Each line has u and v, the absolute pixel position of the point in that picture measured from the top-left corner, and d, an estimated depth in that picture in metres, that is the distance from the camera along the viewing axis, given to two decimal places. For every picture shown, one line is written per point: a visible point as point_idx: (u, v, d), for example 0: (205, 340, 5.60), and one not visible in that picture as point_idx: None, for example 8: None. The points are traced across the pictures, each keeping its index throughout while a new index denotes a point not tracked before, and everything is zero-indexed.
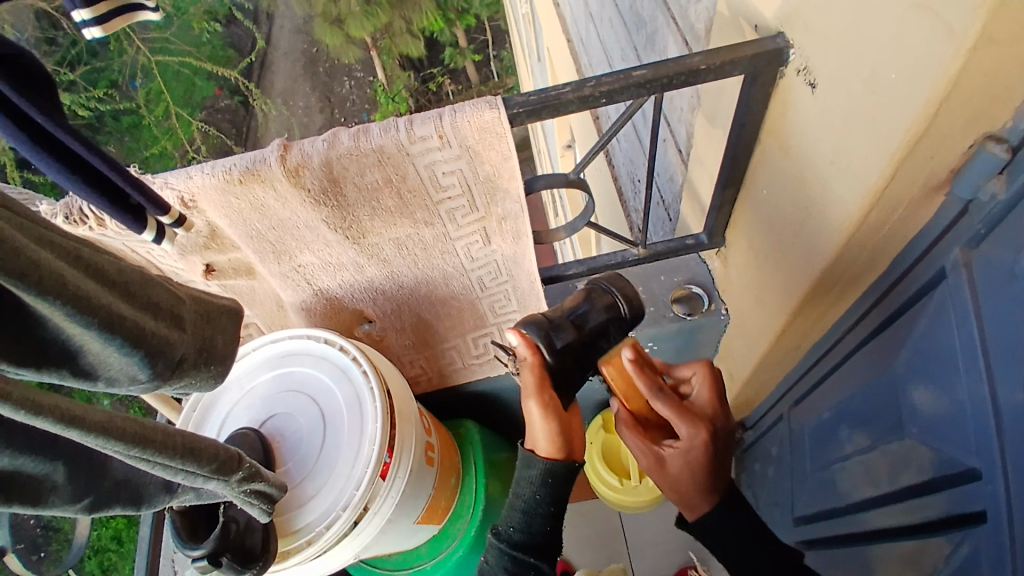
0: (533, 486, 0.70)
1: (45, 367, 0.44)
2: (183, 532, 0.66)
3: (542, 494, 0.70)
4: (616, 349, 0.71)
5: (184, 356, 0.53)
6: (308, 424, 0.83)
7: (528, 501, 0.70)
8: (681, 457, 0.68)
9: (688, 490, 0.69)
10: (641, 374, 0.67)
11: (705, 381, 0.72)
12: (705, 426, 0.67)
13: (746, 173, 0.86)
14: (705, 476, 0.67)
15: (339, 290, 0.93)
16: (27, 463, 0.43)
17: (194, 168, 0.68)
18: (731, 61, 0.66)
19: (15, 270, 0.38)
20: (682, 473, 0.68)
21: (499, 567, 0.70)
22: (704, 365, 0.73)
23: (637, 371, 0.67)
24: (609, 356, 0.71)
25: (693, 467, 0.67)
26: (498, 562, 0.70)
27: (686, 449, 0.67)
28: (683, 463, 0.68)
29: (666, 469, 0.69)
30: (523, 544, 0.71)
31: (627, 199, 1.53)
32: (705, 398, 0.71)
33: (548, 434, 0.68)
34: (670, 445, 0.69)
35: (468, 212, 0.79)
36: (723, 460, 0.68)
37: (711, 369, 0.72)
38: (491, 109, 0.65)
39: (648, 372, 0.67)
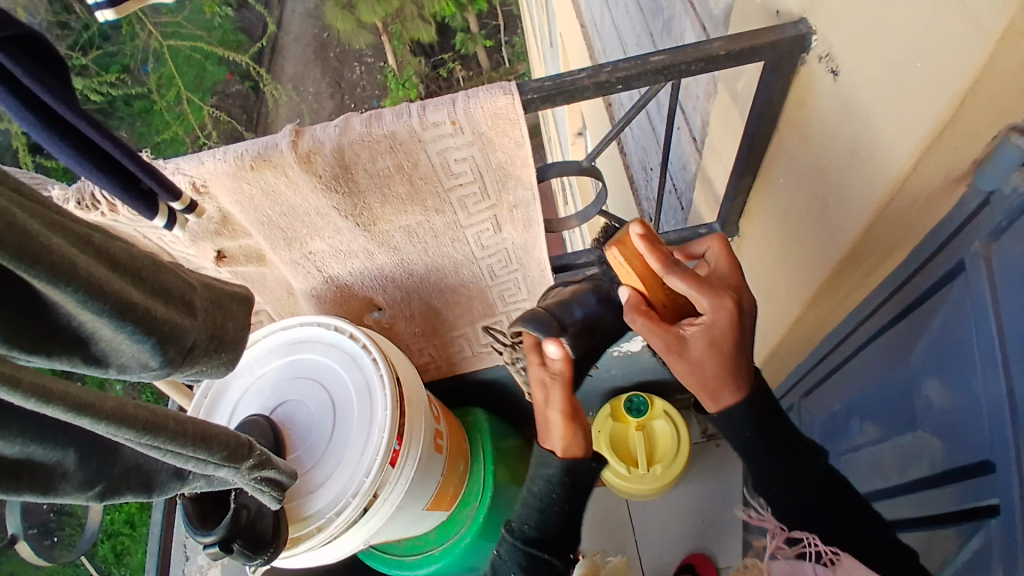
0: (548, 484, 0.74)
1: (57, 354, 0.44)
2: (194, 519, 0.67)
3: (556, 491, 0.74)
4: (624, 229, 0.62)
5: (195, 343, 0.53)
6: (318, 410, 0.83)
7: (540, 496, 0.75)
8: (705, 333, 0.62)
9: (711, 377, 0.65)
10: (655, 248, 0.60)
11: (722, 251, 0.68)
12: (729, 298, 0.61)
13: (763, 163, 0.84)
14: (731, 352, 0.63)
15: (349, 277, 0.93)
16: (38, 450, 0.43)
17: (205, 153, 0.67)
18: (750, 48, 0.64)
19: (27, 256, 0.38)
20: (705, 353, 0.63)
21: (513, 562, 0.76)
22: (718, 239, 0.68)
23: (649, 248, 0.59)
24: (616, 237, 0.62)
25: (715, 346, 0.63)
26: (512, 556, 0.76)
27: (711, 324, 0.61)
28: (708, 342, 0.62)
29: (687, 353, 0.63)
30: (537, 541, 0.75)
31: (640, 188, 1.51)
32: (724, 268, 0.67)
33: (574, 436, 0.73)
34: (691, 324, 0.63)
35: (479, 200, 0.79)
36: (746, 338, 0.64)
37: (726, 242, 0.68)
38: (505, 96, 0.64)
39: (663, 249, 0.60)
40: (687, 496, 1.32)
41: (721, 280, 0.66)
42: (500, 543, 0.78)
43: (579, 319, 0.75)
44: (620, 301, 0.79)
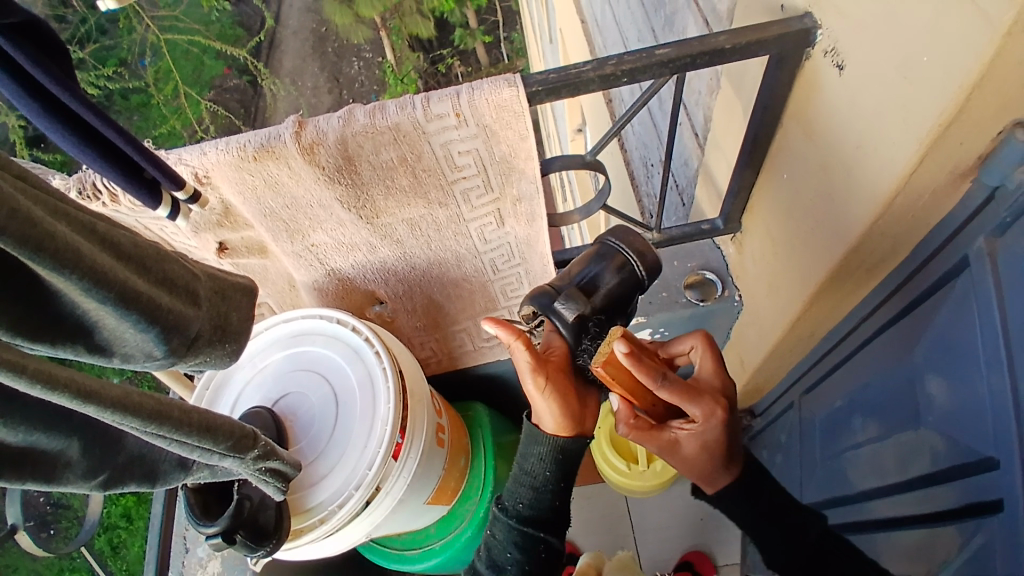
0: (542, 461, 0.72)
1: (60, 342, 0.44)
2: (197, 511, 0.67)
3: (551, 468, 0.72)
4: (606, 346, 0.63)
5: (199, 333, 0.53)
6: (321, 403, 0.83)
7: (535, 474, 0.73)
8: (696, 437, 0.68)
9: (706, 471, 0.69)
10: (642, 364, 0.62)
11: (707, 353, 0.72)
12: (716, 403, 0.67)
13: (767, 158, 0.84)
14: (722, 453, 0.68)
15: (351, 270, 0.92)
16: (42, 438, 0.43)
17: (208, 143, 0.67)
18: (757, 41, 0.64)
19: (31, 242, 0.38)
20: (698, 454, 0.69)
21: (508, 541, 0.74)
22: (700, 339, 0.73)
23: (635, 364, 0.61)
24: (599, 355, 0.64)
25: (707, 448, 0.68)
26: (507, 537, 0.74)
27: (701, 430, 0.67)
28: (699, 445, 0.68)
29: (681, 455, 0.70)
30: (532, 519, 0.74)
31: (640, 183, 1.51)
32: (707, 370, 0.72)
33: (549, 410, 0.69)
34: (682, 427, 0.69)
35: (483, 193, 0.78)
36: (737, 433, 0.69)
37: (710, 342, 0.72)
38: (510, 87, 0.64)
39: (650, 364, 0.62)
40: (687, 494, 1.32)
41: (707, 384, 0.71)
42: (492, 523, 0.76)
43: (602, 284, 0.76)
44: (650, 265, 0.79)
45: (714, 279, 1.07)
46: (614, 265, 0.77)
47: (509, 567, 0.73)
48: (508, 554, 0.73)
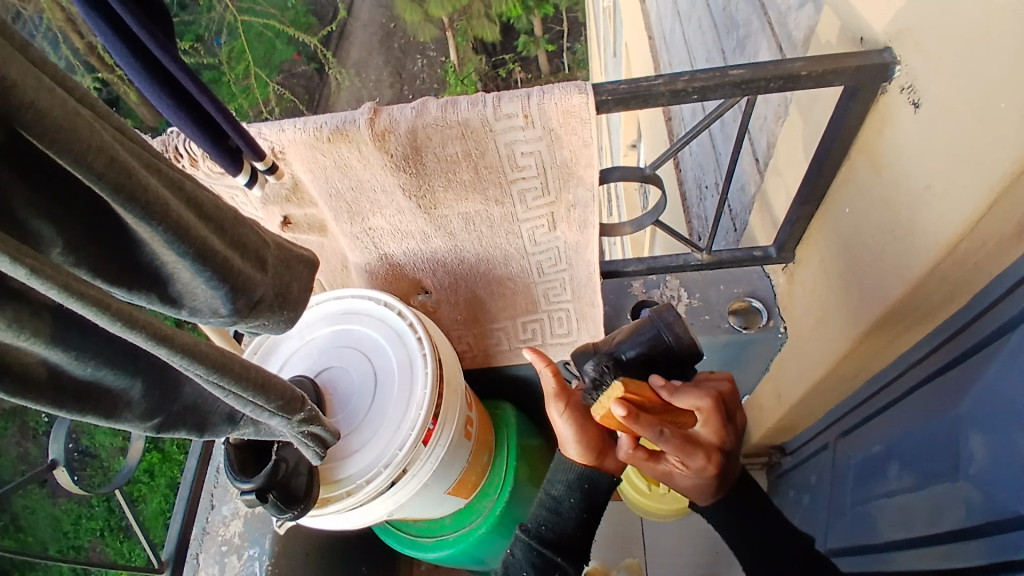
0: (568, 489, 0.78)
1: (135, 289, 0.47)
2: (235, 466, 0.70)
3: (575, 495, 0.77)
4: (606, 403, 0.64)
5: (262, 298, 0.56)
6: (360, 380, 0.85)
7: (558, 500, 0.78)
8: (688, 477, 0.72)
9: (695, 491, 0.74)
10: (635, 425, 0.62)
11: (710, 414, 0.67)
12: (706, 458, 0.69)
13: (829, 190, 0.83)
14: (712, 488, 0.72)
15: (403, 257, 0.95)
16: (108, 375, 0.46)
17: (287, 121, 0.71)
18: (833, 70, 0.64)
19: (125, 190, 0.41)
20: (691, 487, 0.74)
21: (526, 562, 0.75)
22: (709, 403, 0.66)
23: (634, 425, 0.62)
24: (599, 409, 0.65)
25: (698, 484, 0.73)
26: (525, 555, 0.76)
27: (688, 474, 0.71)
28: (690, 483, 0.73)
29: (675, 481, 0.74)
30: (550, 542, 0.76)
31: (691, 204, 1.50)
32: (709, 431, 0.69)
33: (572, 438, 0.77)
34: (674, 463, 0.72)
35: (539, 195, 0.80)
36: (732, 468, 0.73)
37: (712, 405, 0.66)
38: (580, 94, 0.65)
39: (643, 424, 0.62)
40: (703, 522, 1.31)
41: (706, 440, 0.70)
42: (512, 543, 0.78)
43: (635, 355, 0.69)
44: (691, 349, 0.70)
45: (760, 307, 1.06)
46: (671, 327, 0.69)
47: None
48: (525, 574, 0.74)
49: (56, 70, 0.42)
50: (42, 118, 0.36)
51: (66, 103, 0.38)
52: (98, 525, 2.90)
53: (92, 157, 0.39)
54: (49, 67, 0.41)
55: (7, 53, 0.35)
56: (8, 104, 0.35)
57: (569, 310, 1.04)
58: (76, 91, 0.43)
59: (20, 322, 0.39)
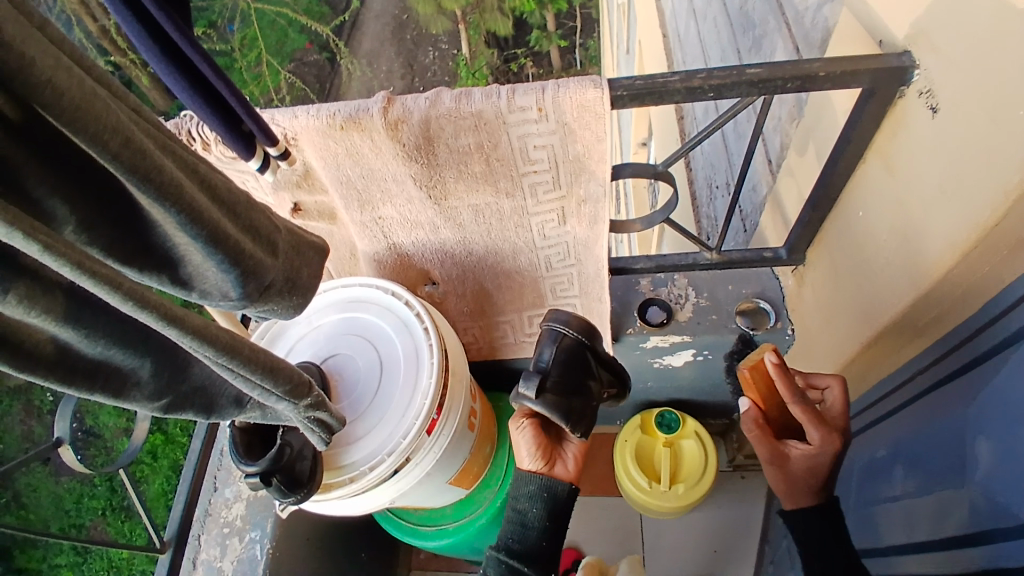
0: (530, 499, 0.82)
1: (147, 270, 0.48)
2: (240, 449, 0.71)
3: (537, 505, 0.82)
4: (757, 354, 0.74)
5: (272, 283, 0.56)
6: (366, 368, 0.85)
7: (523, 513, 0.82)
8: (811, 459, 0.73)
9: (802, 487, 0.74)
10: (786, 378, 0.72)
11: (840, 394, 0.76)
12: (837, 436, 0.72)
13: (842, 193, 0.83)
14: (825, 480, 0.73)
15: (411, 247, 0.95)
16: (117, 354, 0.47)
17: (301, 108, 0.71)
18: (850, 72, 0.63)
19: (140, 171, 0.41)
20: (801, 475, 0.74)
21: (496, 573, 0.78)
22: (838, 381, 0.77)
23: (785, 378, 0.72)
24: (749, 359, 0.74)
25: (813, 472, 0.73)
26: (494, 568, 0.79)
27: (814, 454, 0.73)
28: (807, 467, 0.73)
29: (788, 468, 0.74)
30: (519, 554, 0.79)
31: (701, 203, 1.49)
32: (835, 410, 0.76)
33: (525, 447, 0.85)
34: (798, 446, 0.74)
35: (550, 189, 0.80)
36: (840, 471, 0.75)
37: (846, 385, 0.76)
38: (594, 89, 0.65)
39: (792, 380, 0.72)
40: (703, 522, 1.31)
41: (830, 422, 0.76)
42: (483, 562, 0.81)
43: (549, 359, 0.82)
44: (588, 329, 0.84)
45: (767, 308, 1.06)
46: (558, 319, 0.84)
47: None
48: None
49: (75, 51, 0.42)
50: (59, 98, 0.36)
51: (84, 83, 0.38)
52: (100, 505, 2.91)
53: (109, 138, 0.39)
54: (68, 46, 0.41)
55: (28, 30, 0.35)
56: (27, 83, 0.35)
57: (575, 305, 1.04)
58: (94, 72, 0.44)
59: (34, 299, 0.39)
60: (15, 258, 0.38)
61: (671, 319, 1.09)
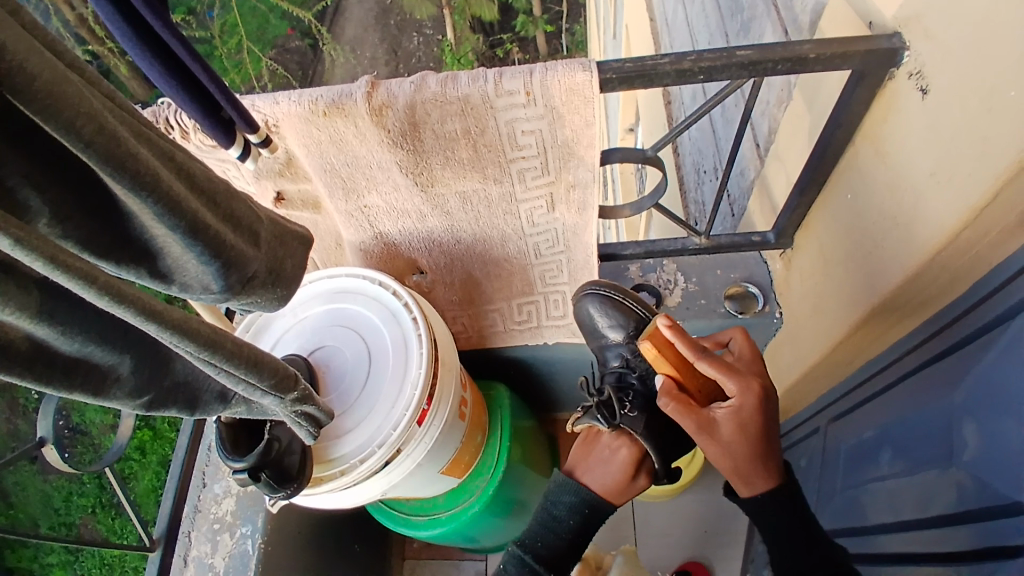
0: (569, 510, 0.78)
1: (125, 263, 0.46)
2: (227, 445, 0.70)
3: (574, 517, 0.78)
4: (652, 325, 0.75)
5: (255, 274, 0.55)
6: (354, 359, 0.84)
7: (558, 519, 0.78)
8: (734, 417, 0.70)
9: (744, 457, 0.70)
10: (683, 335, 0.71)
11: (745, 342, 0.77)
12: (755, 383, 0.70)
13: (830, 177, 0.82)
14: (757, 435, 0.69)
15: (398, 236, 0.94)
16: (95, 351, 0.45)
17: (282, 93, 0.69)
18: (842, 53, 0.62)
19: (115, 160, 0.39)
20: (733, 437, 0.70)
21: None
22: (740, 332, 0.79)
23: (680, 336, 0.71)
24: (644, 332, 0.76)
25: (744, 430, 0.69)
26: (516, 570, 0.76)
27: (737, 409, 0.69)
28: (735, 426, 0.70)
29: (717, 433, 0.71)
30: (546, 561, 0.76)
31: (689, 189, 1.49)
32: (747, 360, 0.76)
33: (613, 480, 0.79)
34: (720, 407, 0.71)
35: (539, 175, 0.78)
36: (771, 425, 0.71)
37: (747, 334, 0.78)
38: (583, 71, 0.64)
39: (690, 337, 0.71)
40: (692, 505, 1.33)
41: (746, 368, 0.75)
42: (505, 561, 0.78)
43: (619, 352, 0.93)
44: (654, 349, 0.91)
45: (756, 293, 1.05)
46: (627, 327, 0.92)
47: None
48: None
49: (46, 34, 0.40)
50: (30, 83, 0.34)
51: (55, 68, 0.36)
52: (86, 505, 2.80)
53: (83, 124, 0.37)
54: (40, 31, 0.39)
55: None
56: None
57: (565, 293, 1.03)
58: (65, 56, 0.42)
59: (4, 295, 0.37)
60: None
61: (660, 306, 1.08)
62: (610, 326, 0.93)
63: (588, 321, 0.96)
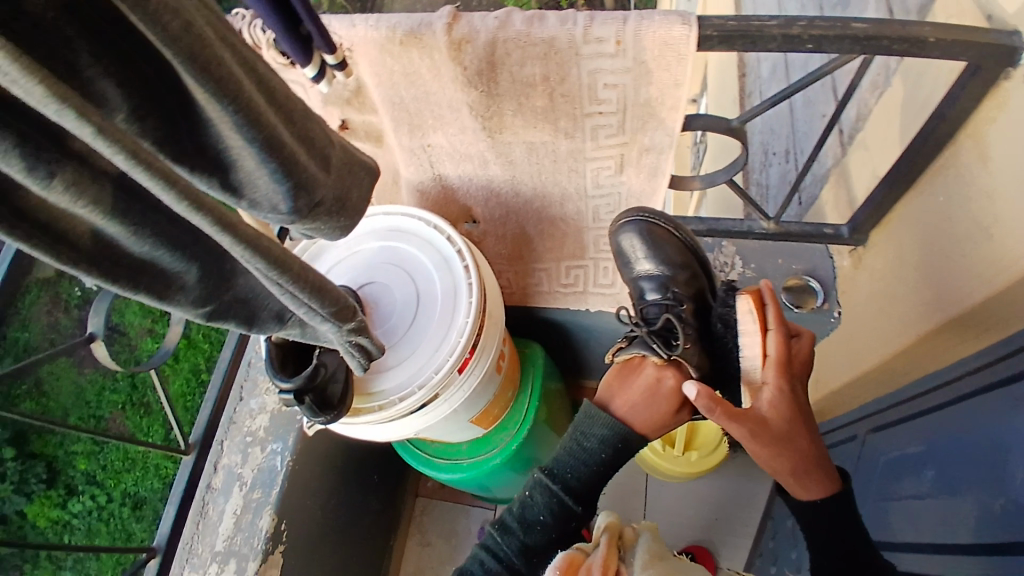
0: (601, 443, 0.78)
1: (198, 172, 0.46)
2: (274, 363, 0.71)
3: (607, 451, 0.78)
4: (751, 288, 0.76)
5: (322, 200, 0.54)
6: (402, 300, 0.83)
7: (589, 451, 0.78)
8: (779, 407, 0.71)
9: (797, 452, 0.72)
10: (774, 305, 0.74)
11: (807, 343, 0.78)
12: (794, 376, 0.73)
13: (923, 175, 0.77)
14: (801, 426, 0.72)
15: (457, 180, 0.92)
16: (163, 256, 0.45)
17: (360, 17, 0.67)
18: (964, 42, 0.57)
19: (199, 61, 0.38)
20: (781, 428, 0.71)
21: (543, 504, 0.76)
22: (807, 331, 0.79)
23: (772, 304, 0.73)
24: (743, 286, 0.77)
25: (789, 420, 0.72)
26: (545, 499, 0.76)
27: (781, 400, 0.71)
28: (781, 416, 0.71)
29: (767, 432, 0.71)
30: (573, 490, 0.77)
31: (751, 171, 1.42)
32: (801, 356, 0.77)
33: (646, 413, 0.79)
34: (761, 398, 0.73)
35: (613, 133, 0.75)
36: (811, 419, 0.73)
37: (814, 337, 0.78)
38: (682, 24, 0.59)
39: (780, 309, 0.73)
40: (707, 491, 1.32)
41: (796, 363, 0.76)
42: (531, 484, 0.78)
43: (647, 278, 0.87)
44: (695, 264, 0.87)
45: (816, 288, 1.01)
46: (666, 242, 0.86)
47: (537, 528, 0.75)
48: (541, 517, 0.75)
49: None
50: None
51: None
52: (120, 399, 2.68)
53: (170, 19, 0.36)
54: None
55: None
56: None
57: None
58: None
59: (80, 187, 0.37)
60: (61, 139, 0.36)
61: None
62: (647, 257, 0.86)
63: (623, 249, 0.88)
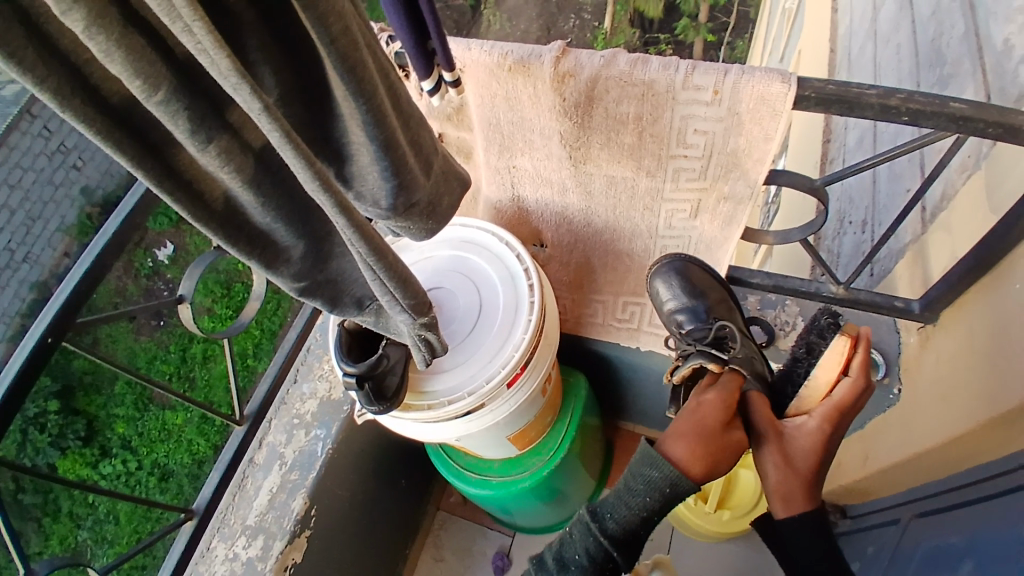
0: (646, 486, 0.72)
1: (320, 159, 0.51)
2: (342, 348, 0.75)
3: (650, 495, 0.72)
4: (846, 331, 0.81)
5: (418, 202, 0.57)
6: (465, 307, 0.87)
7: (634, 493, 0.73)
8: (807, 438, 0.79)
9: (798, 476, 0.78)
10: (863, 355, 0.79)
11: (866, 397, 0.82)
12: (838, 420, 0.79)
13: (1003, 262, 0.74)
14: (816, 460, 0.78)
15: (534, 204, 0.95)
16: (279, 229, 0.50)
17: (475, 42, 0.73)
18: None
19: (349, 62, 0.43)
20: (801, 453, 0.79)
21: (581, 545, 0.72)
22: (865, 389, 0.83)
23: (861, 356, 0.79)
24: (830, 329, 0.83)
25: (810, 451, 0.78)
26: (582, 539, 0.72)
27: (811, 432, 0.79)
28: (806, 446, 0.79)
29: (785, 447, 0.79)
30: (612, 534, 0.72)
31: (825, 236, 1.40)
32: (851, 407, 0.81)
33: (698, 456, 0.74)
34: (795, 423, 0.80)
35: (694, 178, 0.77)
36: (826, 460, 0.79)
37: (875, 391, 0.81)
38: (782, 83, 0.62)
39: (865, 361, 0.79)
40: (735, 554, 1.27)
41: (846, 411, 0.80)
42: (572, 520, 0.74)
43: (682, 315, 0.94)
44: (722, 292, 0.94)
45: (879, 361, 0.98)
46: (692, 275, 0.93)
47: (572, 568, 0.72)
48: (576, 557, 0.72)
49: None
50: None
51: None
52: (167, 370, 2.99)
53: (334, 22, 0.41)
54: None
55: None
56: None
57: None
58: None
59: (229, 155, 0.42)
60: (223, 111, 0.41)
61: (771, 344, 1.03)
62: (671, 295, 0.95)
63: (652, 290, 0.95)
